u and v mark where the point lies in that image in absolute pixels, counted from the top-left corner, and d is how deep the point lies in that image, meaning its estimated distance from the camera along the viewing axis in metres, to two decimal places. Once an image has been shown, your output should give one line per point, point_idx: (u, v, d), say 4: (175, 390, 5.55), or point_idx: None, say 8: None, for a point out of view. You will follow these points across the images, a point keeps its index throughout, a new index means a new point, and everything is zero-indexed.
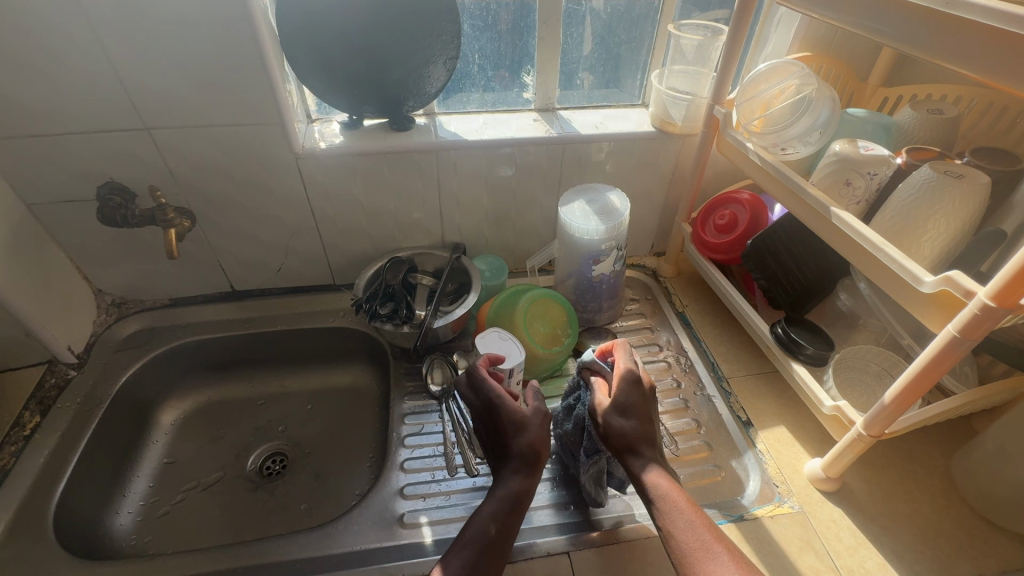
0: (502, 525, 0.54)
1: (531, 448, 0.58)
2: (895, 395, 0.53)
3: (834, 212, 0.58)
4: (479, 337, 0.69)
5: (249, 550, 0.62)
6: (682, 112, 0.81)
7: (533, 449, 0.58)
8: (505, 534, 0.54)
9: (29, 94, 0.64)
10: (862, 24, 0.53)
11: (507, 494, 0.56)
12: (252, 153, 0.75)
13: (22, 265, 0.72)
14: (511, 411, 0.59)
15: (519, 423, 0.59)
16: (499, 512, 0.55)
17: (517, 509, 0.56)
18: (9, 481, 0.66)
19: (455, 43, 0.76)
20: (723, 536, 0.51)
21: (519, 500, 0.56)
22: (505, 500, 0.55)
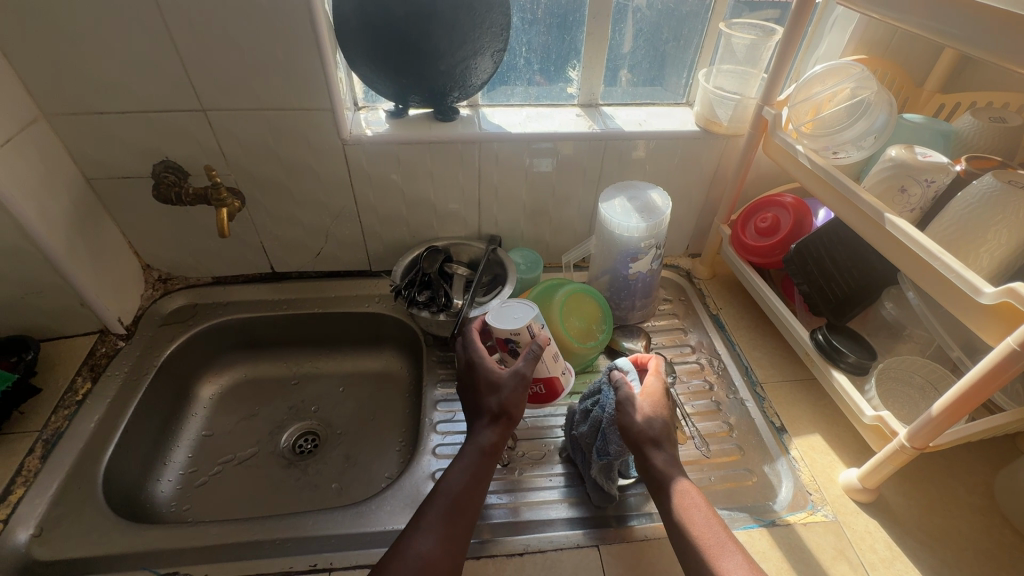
0: (473, 481, 0.58)
1: (501, 406, 0.62)
2: (942, 408, 0.52)
3: (888, 218, 0.57)
4: (498, 305, 0.66)
5: (286, 522, 0.64)
6: (729, 112, 0.81)
7: (502, 407, 0.62)
8: (475, 489, 0.58)
9: (97, 72, 0.67)
10: (929, 26, 0.52)
11: (477, 451, 0.60)
12: (301, 138, 0.77)
13: (81, 237, 0.75)
14: (488, 371, 0.63)
15: (494, 382, 0.62)
16: (469, 470, 0.59)
17: (487, 465, 0.60)
18: (62, 442, 0.69)
19: (503, 35, 0.76)
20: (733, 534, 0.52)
21: (489, 456, 0.60)
22: (474, 456, 0.60)
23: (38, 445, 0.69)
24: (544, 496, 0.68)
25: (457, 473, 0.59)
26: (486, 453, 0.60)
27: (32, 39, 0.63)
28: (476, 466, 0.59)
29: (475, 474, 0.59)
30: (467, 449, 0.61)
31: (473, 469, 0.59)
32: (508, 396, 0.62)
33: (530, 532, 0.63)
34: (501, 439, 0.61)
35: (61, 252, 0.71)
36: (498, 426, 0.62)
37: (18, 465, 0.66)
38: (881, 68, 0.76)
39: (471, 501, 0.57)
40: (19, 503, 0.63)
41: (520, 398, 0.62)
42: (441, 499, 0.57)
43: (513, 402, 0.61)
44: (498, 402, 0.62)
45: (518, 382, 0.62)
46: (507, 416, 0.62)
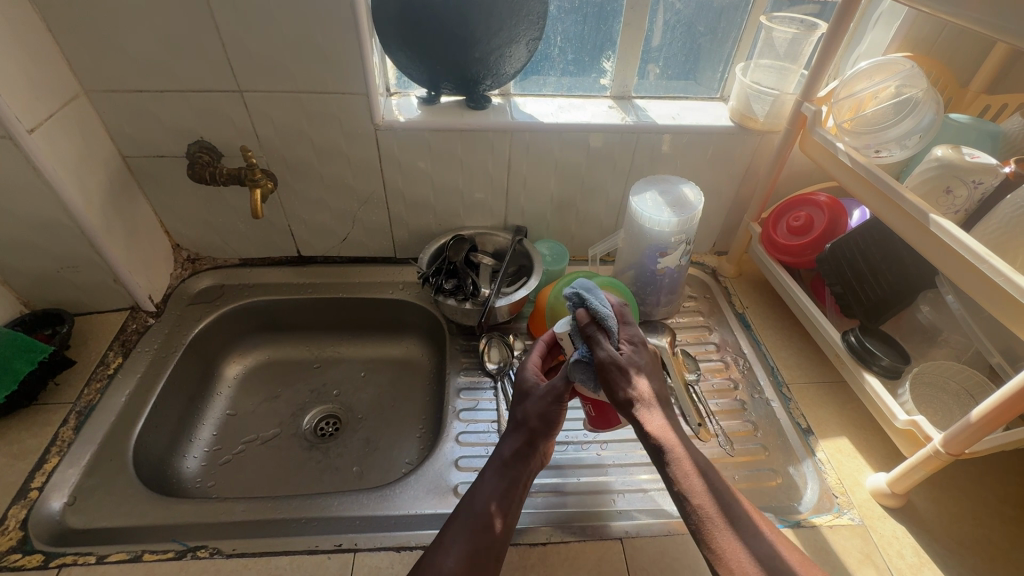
0: (500, 494, 0.58)
1: (527, 415, 0.62)
2: (980, 417, 0.51)
3: (933, 219, 0.55)
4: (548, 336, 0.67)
5: (312, 503, 0.64)
6: (766, 107, 0.79)
7: (528, 421, 0.61)
8: (502, 501, 0.58)
9: (138, 51, 0.68)
10: (986, 21, 0.51)
11: (498, 461, 0.61)
12: (335, 122, 0.77)
13: (116, 213, 0.76)
14: (524, 380, 0.65)
15: (524, 393, 0.64)
16: (496, 483, 0.59)
17: (513, 474, 0.60)
18: (94, 414, 0.71)
19: (540, 24, 0.75)
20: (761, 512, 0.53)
21: (514, 467, 0.60)
22: (501, 468, 0.60)
23: (71, 416, 0.70)
24: (565, 487, 0.68)
25: (481, 488, 0.59)
26: (509, 459, 0.60)
27: (77, 15, 0.64)
28: (501, 479, 0.59)
29: (500, 487, 0.59)
30: (489, 463, 0.61)
31: (497, 482, 0.59)
32: (532, 407, 0.62)
33: (552, 522, 0.63)
34: (524, 448, 0.61)
35: (97, 228, 0.72)
36: (519, 435, 0.62)
37: (53, 435, 0.68)
38: (927, 65, 0.74)
39: (498, 512, 0.57)
40: (52, 471, 0.64)
41: (547, 411, 0.60)
42: (465, 515, 0.56)
43: (536, 414, 0.61)
44: (525, 413, 0.62)
45: (546, 397, 0.61)
46: (529, 426, 0.61)
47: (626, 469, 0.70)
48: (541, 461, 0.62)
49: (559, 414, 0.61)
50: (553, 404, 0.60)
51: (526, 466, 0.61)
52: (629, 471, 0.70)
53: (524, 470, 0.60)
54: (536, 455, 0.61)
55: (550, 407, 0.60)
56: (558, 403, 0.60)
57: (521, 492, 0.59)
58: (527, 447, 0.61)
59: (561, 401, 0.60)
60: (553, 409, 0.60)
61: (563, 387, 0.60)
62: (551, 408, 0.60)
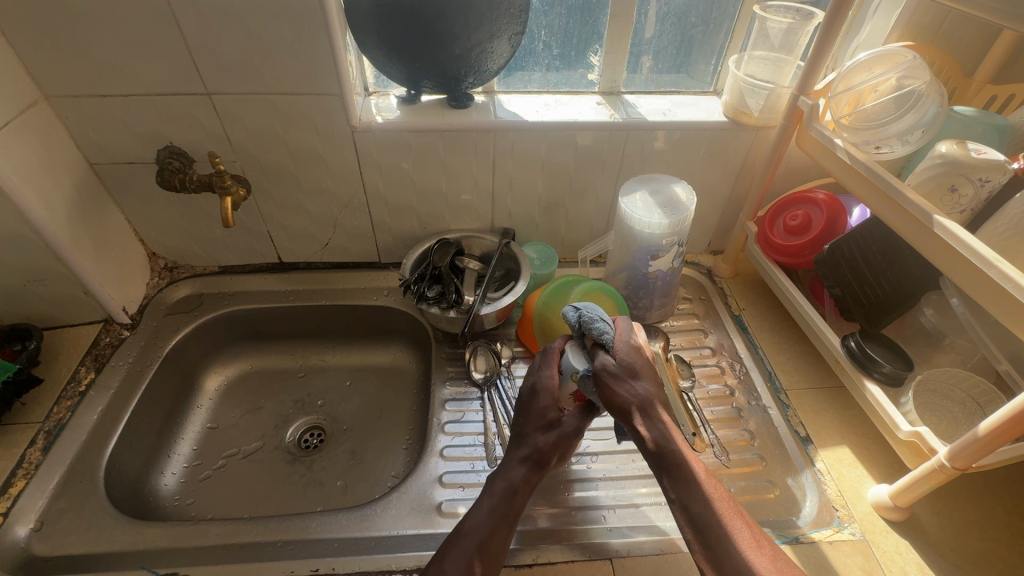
0: (501, 521, 0.54)
1: (542, 447, 0.59)
2: (987, 431, 0.48)
3: (937, 220, 0.52)
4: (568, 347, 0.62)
5: (289, 524, 0.62)
6: (761, 101, 0.75)
7: (545, 453, 0.59)
8: (503, 529, 0.54)
9: (97, 54, 0.64)
10: (993, 7, 0.47)
11: (506, 486, 0.57)
12: (309, 124, 0.74)
13: (84, 224, 0.73)
14: (543, 408, 0.61)
15: (548, 422, 0.61)
16: (498, 509, 0.55)
17: (516, 504, 0.56)
18: (64, 433, 0.68)
19: (522, 17, 0.72)
20: (742, 509, 0.50)
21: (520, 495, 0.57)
22: (504, 493, 0.56)
23: (40, 436, 0.67)
24: (554, 504, 0.65)
25: (483, 511, 0.54)
26: (518, 489, 0.57)
27: (30, 17, 0.61)
28: (504, 506, 0.55)
29: (503, 513, 0.55)
30: (493, 485, 0.57)
31: (502, 507, 0.55)
32: (550, 439, 0.59)
33: (539, 541, 0.61)
34: (534, 480, 0.58)
35: (63, 240, 0.70)
36: (529, 464, 0.58)
37: (20, 457, 0.65)
38: (930, 54, 0.70)
39: (499, 542, 0.53)
40: (19, 496, 0.62)
41: (563, 446, 0.60)
42: (468, 538, 0.52)
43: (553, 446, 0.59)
44: (544, 443, 0.59)
45: (572, 434, 0.59)
46: (546, 458, 0.59)
47: (618, 482, 0.67)
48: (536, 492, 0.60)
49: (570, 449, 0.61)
50: (574, 440, 0.60)
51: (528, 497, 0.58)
52: (621, 484, 0.67)
53: (526, 501, 0.57)
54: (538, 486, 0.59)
55: (568, 443, 0.60)
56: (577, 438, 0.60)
57: (517, 521, 0.56)
58: (535, 479, 0.58)
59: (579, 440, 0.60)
60: (571, 443, 0.60)
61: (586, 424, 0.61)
62: (570, 440, 0.60)
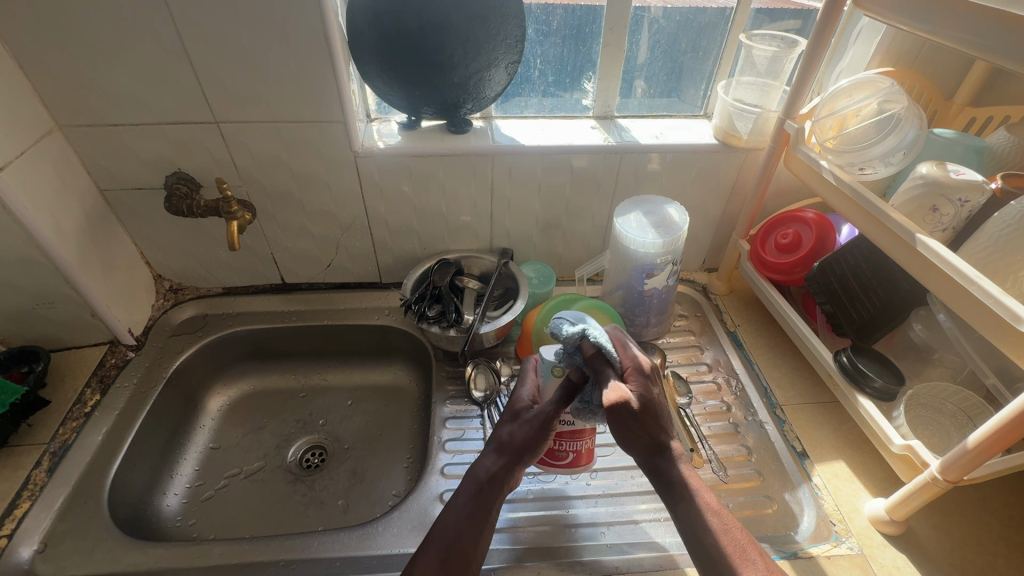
0: (471, 524, 0.55)
1: (509, 437, 0.60)
2: (977, 444, 0.49)
3: (920, 239, 0.54)
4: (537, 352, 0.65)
5: (292, 543, 0.63)
6: (749, 125, 0.78)
7: (514, 446, 0.59)
8: (474, 532, 0.55)
9: (110, 85, 0.67)
10: (960, 38, 0.50)
11: (473, 484, 0.58)
12: (313, 150, 0.76)
13: (93, 248, 0.75)
14: (518, 399, 0.63)
15: (514, 412, 0.62)
16: (466, 510, 0.56)
17: (486, 501, 0.57)
18: (68, 455, 0.69)
19: (518, 47, 0.75)
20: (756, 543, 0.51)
21: (489, 490, 0.58)
22: (471, 490, 0.58)
23: (45, 458, 0.68)
24: (554, 521, 0.66)
25: (452, 511, 0.57)
26: (484, 486, 0.58)
27: (49, 51, 0.64)
28: (475, 507, 0.57)
29: (473, 518, 0.56)
30: (464, 484, 0.59)
31: (470, 508, 0.57)
32: (518, 430, 0.59)
33: (540, 558, 0.61)
34: (503, 473, 0.58)
35: (72, 265, 0.71)
36: (499, 457, 0.59)
37: (24, 478, 0.66)
38: (910, 80, 0.73)
39: (467, 545, 0.54)
40: (24, 517, 0.63)
41: (529, 436, 0.58)
42: (435, 545, 0.54)
43: (521, 438, 0.58)
44: (510, 437, 0.59)
45: (533, 423, 0.58)
46: (512, 451, 0.59)
47: (617, 499, 0.68)
48: (514, 485, 0.60)
49: (543, 438, 0.58)
50: (543, 429, 0.58)
51: (500, 490, 0.58)
52: (621, 501, 0.68)
53: (500, 493, 0.58)
54: (513, 481, 0.59)
55: (533, 433, 0.58)
56: (546, 432, 0.58)
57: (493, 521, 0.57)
58: (505, 471, 0.58)
59: (549, 425, 0.58)
60: (538, 436, 0.58)
61: (552, 413, 0.57)
62: (539, 434, 0.58)
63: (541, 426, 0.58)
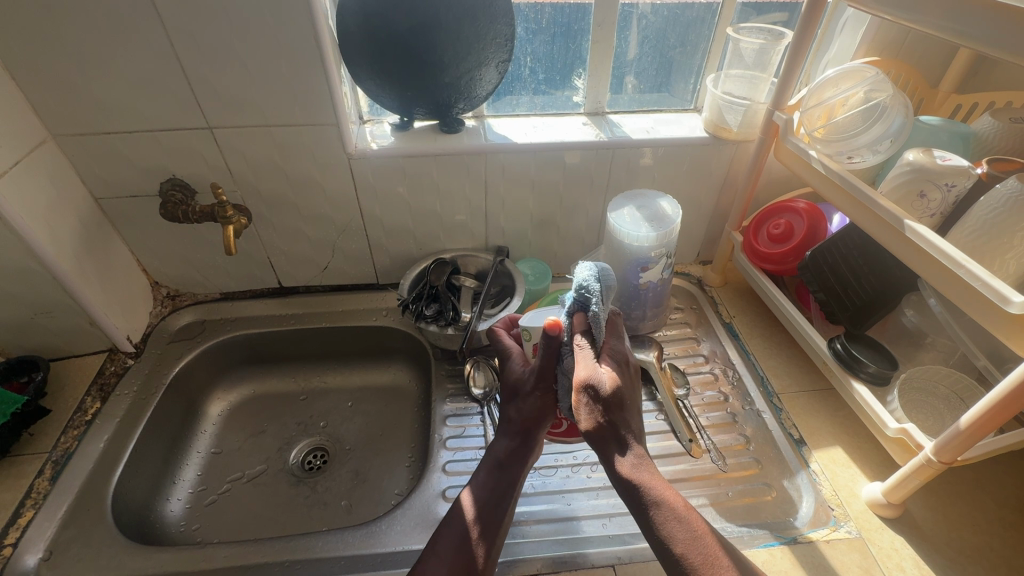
0: (490, 496, 0.60)
1: (511, 416, 0.65)
2: (969, 424, 0.50)
3: (908, 225, 0.55)
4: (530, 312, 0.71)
5: (296, 544, 0.63)
6: (738, 117, 0.79)
7: (521, 418, 0.64)
8: (494, 503, 0.60)
9: (103, 93, 0.67)
10: (943, 26, 0.50)
11: (492, 462, 0.63)
12: (307, 154, 0.77)
13: (89, 257, 0.75)
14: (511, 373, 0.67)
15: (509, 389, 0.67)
16: (487, 487, 0.61)
17: (504, 473, 0.62)
18: (71, 463, 0.69)
19: (508, 46, 0.75)
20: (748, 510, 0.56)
21: (509, 465, 0.62)
22: (490, 466, 0.63)
23: (47, 466, 0.68)
24: (557, 514, 0.66)
25: (472, 492, 0.61)
26: (503, 462, 0.63)
27: (42, 62, 0.64)
28: (492, 481, 0.61)
29: (494, 491, 0.60)
30: (483, 463, 0.64)
31: (491, 484, 0.61)
32: (520, 406, 0.64)
33: (544, 551, 0.62)
34: (517, 446, 0.63)
35: (69, 273, 0.72)
36: (512, 436, 0.64)
37: (27, 487, 0.66)
38: (896, 69, 0.74)
39: (490, 521, 0.58)
40: (27, 526, 0.63)
41: (535, 405, 0.63)
42: (454, 526, 0.58)
43: (523, 409, 0.64)
44: (517, 413, 0.64)
45: (531, 392, 0.63)
46: (520, 425, 0.64)
47: (618, 491, 0.69)
48: (533, 461, 0.64)
49: (548, 403, 0.63)
50: (546, 395, 0.63)
51: (519, 464, 0.62)
52: None
53: (520, 468, 0.62)
54: (531, 451, 0.63)
55: (537, 400, 0.63)
56: (547, 395, 0.63)
57: (513, 495, 0.61)
58: (520, 447, 0.63)
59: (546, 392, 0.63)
60: (541, 403, 0.63)
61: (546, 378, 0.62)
62: (544, 402, 0.63)
63: (543, 394, 0.63)
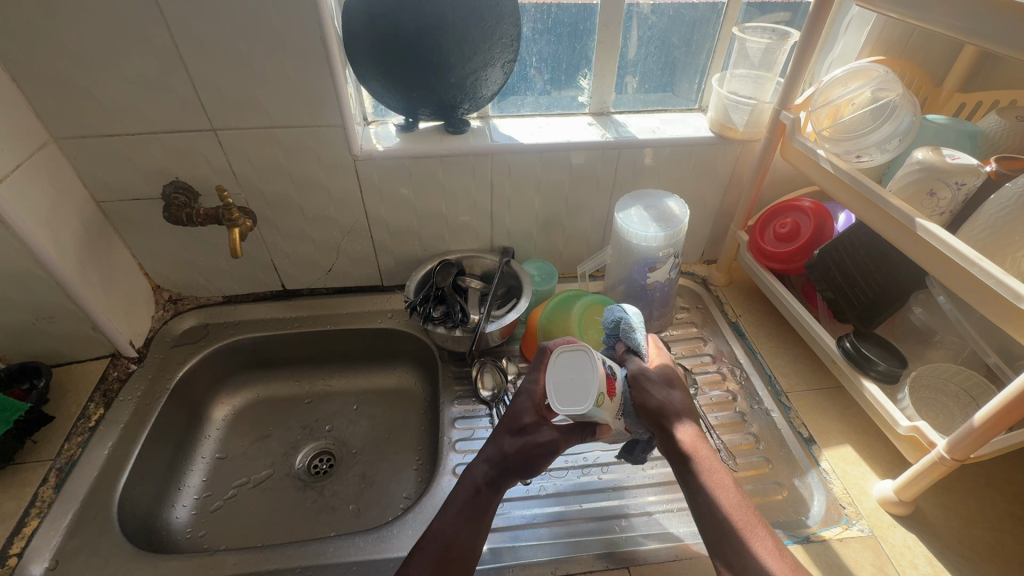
0: (463, 525, 0.57)
1: (507, 451, 0.62)
2: (983, 421, 0.50)
3: (920, 223, 0.55)
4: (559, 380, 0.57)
5: (307, 549, 0.62)
6: (744, 117, 0.79)
7: (510, 454, 0.62)
8: (467, 535, 0.57)
9: (105, 96, 0.66)
10: (953, 25, 0.51)
11: (470, 486, 0.60)
12: (312, 155, 0.76)
13: (92, 260, 0.74)
14: (521, 413, 0.64)
15: (520, 426, 0.63)
16: (462, 513, 0.58)
17: (480, 503, 0.59)
18: (75, 470, 0.68)
19: (514, 46, 0.75)
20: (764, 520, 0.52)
21: (485, 495, 0.60)
22: (466, 495, 0.59)
23: (51, 474, 0.67)
24: (569, 516, 0.66)
25: (448, 516, 0.58)
26: (480, 490, 0.60)
27: (44, 64, 0.63)
28: (464, 507, 0.58)
29: (469, 518, 0.58)
30: (461, 486, 0.61)
31: (467, 508, 0.58)
32: (520, 445, 0.62)
33: (557, 554, 0.62)
34: (498, 482, 0.61)
35: (72, 278, 0.71)
36: (492, 466, 0.61)
37: (32, 496, 0.65)
38: (901, 68, 0.75)
39: (462, 548, 0.56)
40: (33, 535, 0.62)
41: (530, 454, 0.61)
42: (429, 548, 0.55)
43: (517, 452, 0.61)
44: (511, 448, 0.62)
45: (541, 445, 0.61)
46: (509, 464, 0.61)
47: (629, 491, 0.69)
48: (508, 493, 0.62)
49: (540, 462, 0.61)
50: (540, 454, 0.61)
51: (494, 496, 0.60)
52: (633, 493, 0.68)
53: (493, 500, 0.60)
54: (506, 488, 0.61)
55: (536, 455, 0.61)
56: (545, 456, 0.61)
57: (482, 525, 0.58)
58: (502, 480, 0.61)
59: (552, 454, 0.61)
60: (539, 457, 0.61)
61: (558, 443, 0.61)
62: (537, 454, 0.61)
63: (546, 454, 0.61)
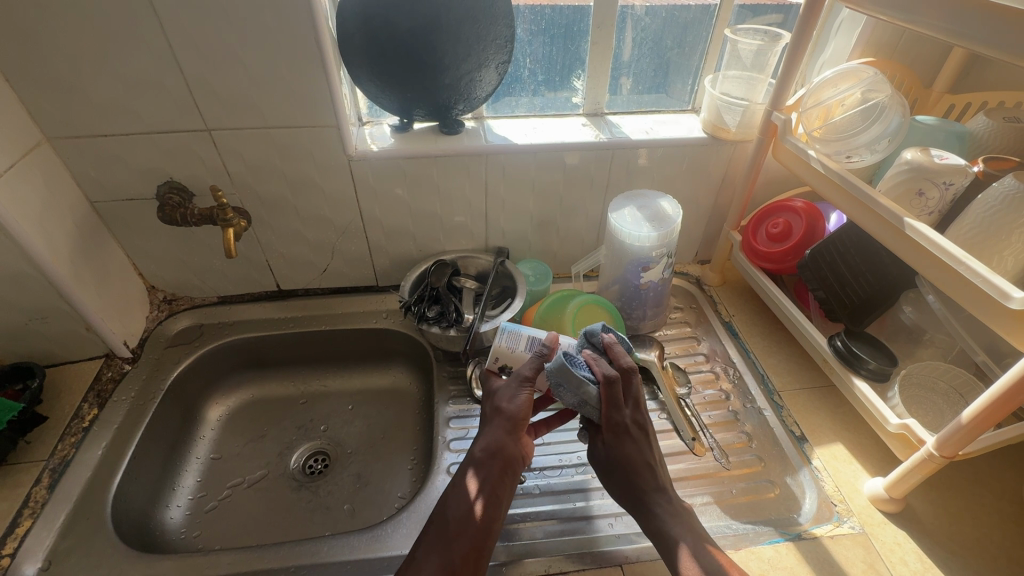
0: (474, 498, 0.58)
1: (497, 408, 0.64)
2: (972, 418, 0.50)
3: (909, 223, 0.55)
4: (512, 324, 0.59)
5: (302, 548, 0.63)
6: (737, 117, 0.80)
7: (502, 412, 0.63)
8: (478, 505, 0.57)
9: (99, 96, 0.66)
10: (939, 27, 0.51)
11: (473, 462, 0.61)
12: (307, 156, 0.76)
13: (85, 260, 0.74)
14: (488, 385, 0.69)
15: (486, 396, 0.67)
16: (469, 491, 0.59)
17: (486, 473, 0.60)
18: (69, 471, 0.68)
19: (508, 47, 0.75)
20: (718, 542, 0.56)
21: (489, 464, 0.60)
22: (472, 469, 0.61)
23: (44, 475, 0.67)
24: (563, 515, 0.66)
25: (457, 496, 0.59)
26: (485, 462, 0.61)
27: (38, 64, 0.63)
28: (478, 481, 0.59)
29: (477, 492, 0.58)
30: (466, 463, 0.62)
31: (472, 485, 0.59)
32: (503, 396, 0.64)
33: (551, 552, 0.62)
34: (500, 447, 0.61)
35: (66, 278, 0.71)
36: (491, 434, 0.62)
37: (25, 496, 0.65)
38: (891, 69, 0.75)
39: (476, 519, 0.56)
40: (26, 536, 0.62)
41: (515, 394, 0.64)
42: (437, 527, 0.56)
43: (507, 406, 0.63)
44: (501, 406, 0.63)
45: (517, 381, 0.64)
46: (506, 420, 0.62)
47: None
48: (522, 455, 0.62)
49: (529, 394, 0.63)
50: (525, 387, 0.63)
51: (502, 462, 0.61)
52: None
53: (502, 467, 0.60)
54: (512, 450, 0.61)
55: (520, 387, 0.64)
56: (528, 387, 0.64)
57: (497, 495, 0.59)
58: (502, 446, 0.61)
59: (530, 380, 0.64)
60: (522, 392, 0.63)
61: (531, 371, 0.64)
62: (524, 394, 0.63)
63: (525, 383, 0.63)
